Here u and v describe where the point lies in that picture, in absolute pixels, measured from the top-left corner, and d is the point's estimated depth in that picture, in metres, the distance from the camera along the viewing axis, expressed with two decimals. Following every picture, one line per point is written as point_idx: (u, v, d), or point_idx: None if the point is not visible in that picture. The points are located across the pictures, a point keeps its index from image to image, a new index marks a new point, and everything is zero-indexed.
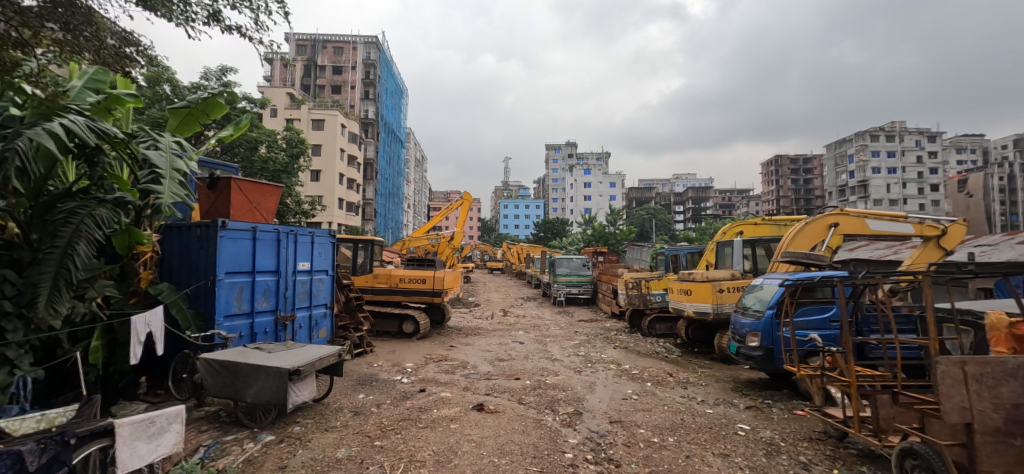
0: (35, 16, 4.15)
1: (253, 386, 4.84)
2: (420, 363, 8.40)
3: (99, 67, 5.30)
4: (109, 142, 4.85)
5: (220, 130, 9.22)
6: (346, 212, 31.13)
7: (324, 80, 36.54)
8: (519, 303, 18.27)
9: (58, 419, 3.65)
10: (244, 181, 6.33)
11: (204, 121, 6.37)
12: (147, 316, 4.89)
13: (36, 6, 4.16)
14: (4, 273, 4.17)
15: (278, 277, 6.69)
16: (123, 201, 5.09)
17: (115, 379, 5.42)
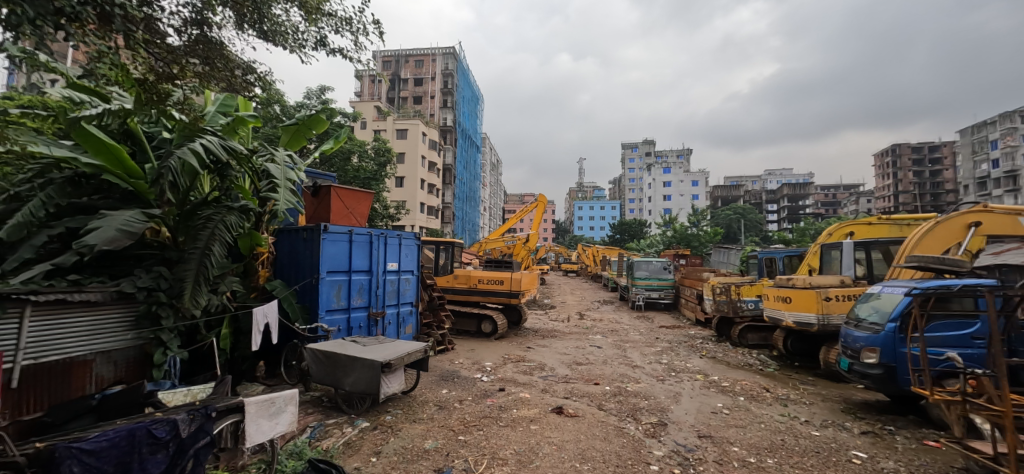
0: (183, 53, 4.90)
1: (350, 375, 5.27)
2: (499, 363, 8.58)
3: (227, 93, 6.22)
4: (237, 158, 5.59)
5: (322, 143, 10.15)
6: (427, 216, 32.74)
7: (407, 92, 38.75)
8: (596, 306, 17.91)
9: (200, 394, 4.26)
10: (341, 188, 7.01)
11: (308, 135, 7.05)
12: (265, 308, 5.53)
13: (182, 44, 4.92)
14: (159, 269, 4.98)
15: (371, 276, 7.21)
16: (247, 208, 5.81)
17: (239, 362, 6.21)
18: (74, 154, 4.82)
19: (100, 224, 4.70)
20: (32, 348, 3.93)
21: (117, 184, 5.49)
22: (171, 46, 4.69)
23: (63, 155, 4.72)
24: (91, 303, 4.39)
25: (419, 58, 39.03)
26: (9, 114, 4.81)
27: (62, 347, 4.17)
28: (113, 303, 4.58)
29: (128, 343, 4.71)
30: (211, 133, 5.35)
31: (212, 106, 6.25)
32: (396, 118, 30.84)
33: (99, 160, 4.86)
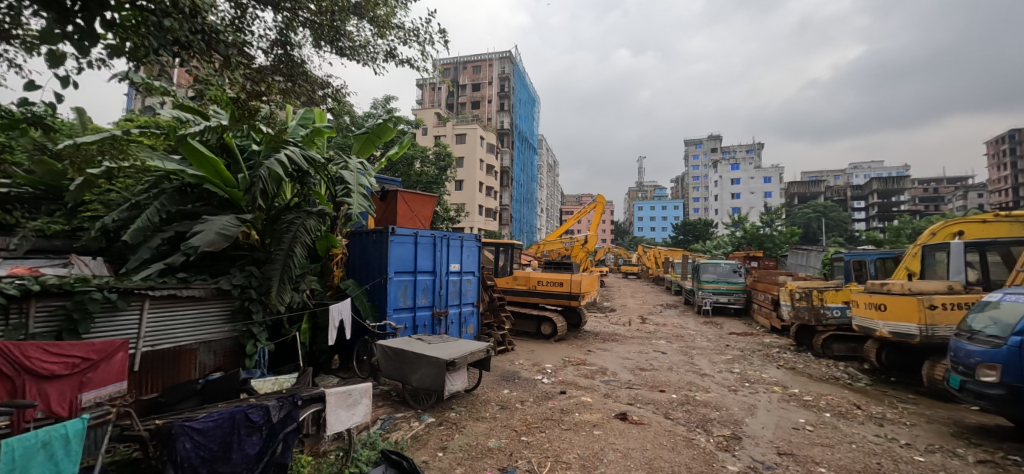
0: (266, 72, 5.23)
1: (417, 372, 5.48)
2: (560, 365, 8.53)
3: (306, 108, 6.75)
4: (315, 167, 6.05)
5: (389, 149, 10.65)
6: (486, 218, 33.32)
7: (465, 97, 39.62)
8: (659, 310, 17.27)
9: (286, 382, 4.63)
10: (406, 192, 7.33)
11: (377, 143, 7.43)
12: (340, 305, 5.91)
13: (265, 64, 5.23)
14: (250, 269, 5.47)
15: (434, 276, 7.46)
16: (324, 213, 6.24)
17: (317, 356, 6.67)
18: (181, 167, 5.43)
19: (202, 228, 5.27)
20: (149, 337, 4.49)
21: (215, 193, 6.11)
22: (260, 65, 5.15)
23: (173, 168, 5.32)
24: (196, 298, 4.92)
25: (476, 64, 39.76)
26: (130, 134, 5.51)
27: (173, 336, 4.71)
28: (214, 299, 5.10)
29: (225, 334, 5.22)
30: (293, 144, 5.84)
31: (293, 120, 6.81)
32: (455, 123, 31.62)
33: (201, 171, 5.43)
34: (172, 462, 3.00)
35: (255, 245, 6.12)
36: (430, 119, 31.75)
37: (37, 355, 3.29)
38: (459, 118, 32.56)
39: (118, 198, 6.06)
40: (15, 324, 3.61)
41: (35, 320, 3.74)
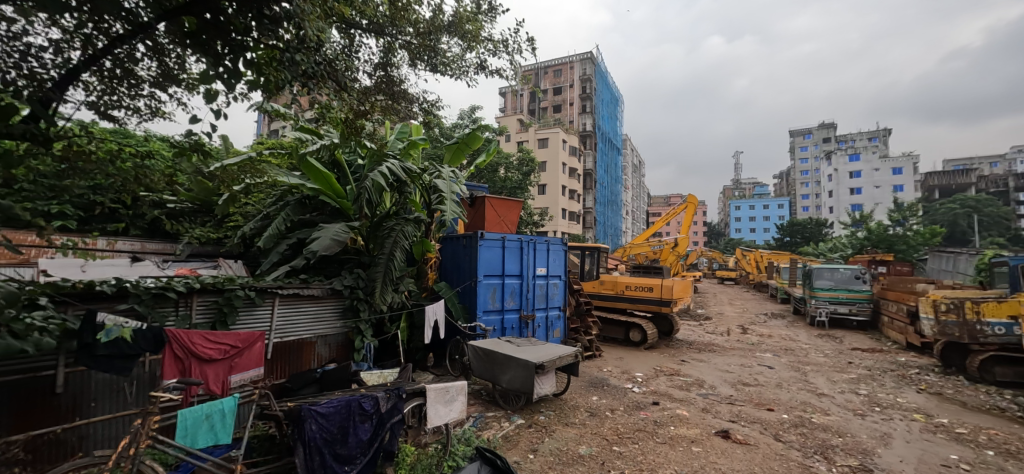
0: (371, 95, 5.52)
1: (507, 373, 5.60)
2: (652, 375, 8.17)
3: (403, 122, 7.28)
4: (411, 177, 6.52)
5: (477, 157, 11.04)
6: (569, 222, 33.08)
7: (547, 101, 39.67)
8: (763, 320, 15.79)
9: (389, 376, 5.04)
10: (494, 198, 7.56)
11: (467, 151, 7.73)
12: (434, 307, 6.25)
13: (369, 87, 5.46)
14: (357, 271, 6.00)
15: (521, 280, 7.57)
16: (420, 219, 6.65)
17: (413, 352, 7.12)
18: (302, 181, 6.15)
19: (319, 234, 5.90)
20: (278, 330, 5.13)
21: (327, 203, 6.81)
22: (363, 87, 5.41)
23: (295, 183, 6.05)
24: (315, 297, 5.53)
25: (557, 68, 39.61)
26: (262, 155, 6.36)
27: (297, 330, 5.34)
28: (329, 297, 5.70)
29: (338, 329, 5.79)
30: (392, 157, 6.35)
31: (392, 135, 7.37)
32: (538, 128, 31.73)
33: (317, 184, 6.09)
34: (301, 440, 3.39)
35: (360, 249, 6.71)
36: (512, 125, 32.14)
37: (199, 341, 3.94)
38: (541, 123, 32.63)
39: (252, 210, 7.04)
40: (183, 315, 4.29)
41: (197, 312, 4.45)
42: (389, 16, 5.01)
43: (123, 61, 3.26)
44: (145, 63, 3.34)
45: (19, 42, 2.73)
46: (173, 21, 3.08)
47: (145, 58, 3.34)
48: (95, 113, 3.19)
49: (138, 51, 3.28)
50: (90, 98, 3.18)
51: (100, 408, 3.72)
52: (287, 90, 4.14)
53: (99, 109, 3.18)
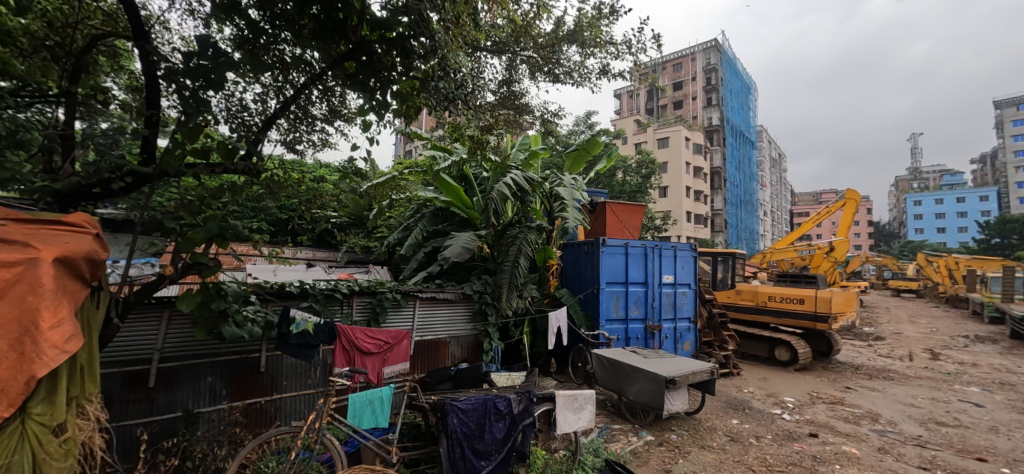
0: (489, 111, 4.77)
1: (634, 385, 5.37)
2: (806, 402, 7.12)
3: (525, 135, 7.57)
4: (533, 187, 6.72)
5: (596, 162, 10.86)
6: (696, 225, 30.57)
7: (667, 98, 37.35)
8: (960, 344, 12.68)
9: (517, 379, 5.21)
10: (616, 203, 7.41)
11: (588, 157, 7.68)
12: (558, 314, 6.31)
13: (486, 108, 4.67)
14: (485, 277, 6.38)
15: (647, 288, 7.18)
16: (542, 227, 6.81)
17: (536, 357, 7.26)
18: (436, 195, 6.76)
19: (451, 243, 6.41)
20: (419, 329, 5.67)
21: (457, 213, 7.36)
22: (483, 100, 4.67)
23: (431, 197, 6.68)
24: (449, 300, 6.01)
25: (678, 61, 37.12)
26: (402, 173, 7.14)
27: (434, 331, 5.84)
28: (461, 301, 6.13)
29: (469, 331, 6.20)
30: (515, 169, 6.62)
31: (515, 147, 7.73)
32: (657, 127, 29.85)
33: (448, 197, 6.63)
34: (445, 432, 3.72)
35: (487, 256, 7.10)
36: (629, 126, 30.78)
37: (360, 336, 4.58)
38: (661, 121, 30.77)
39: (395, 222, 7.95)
40: (346, 313, 5.00)
41: (356, 310, 5.15)
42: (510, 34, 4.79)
43: (302, 104, 3.98)
44: (316, 104, 4.02)
45: (236, 98, 3.58)
46: (338, 66, 3.64)
47: (318, 100, 4.03)
48: (284, 148, 4.00)
49: (313, 94, 3.96)
50: (282, 137, 3.97)
51: (290, 387, 4.49)
52: (425, 114, 4.24)
53: (287, 144, 3.97)
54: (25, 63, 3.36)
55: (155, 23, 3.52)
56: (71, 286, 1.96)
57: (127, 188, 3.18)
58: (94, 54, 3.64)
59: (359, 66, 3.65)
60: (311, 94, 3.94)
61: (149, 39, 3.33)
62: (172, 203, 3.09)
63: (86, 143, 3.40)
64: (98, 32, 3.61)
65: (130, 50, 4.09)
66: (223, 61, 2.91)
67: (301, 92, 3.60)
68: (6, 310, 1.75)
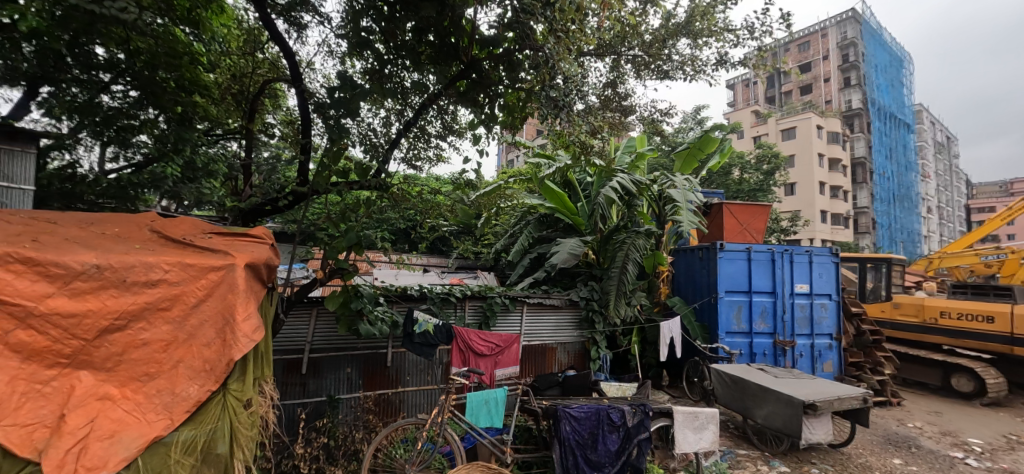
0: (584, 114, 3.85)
1: (762, 408, 4.78)
2: (998, 446, 5.76)
3: (630, 137, 7.40)
4: (641, 189, 6.49)
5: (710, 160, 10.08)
6: (835, 227, 26.60)
7: (793, 83, 33.20)
8: None
9: (628, 390, 5.04)
10: (735, 204, 6.83)
11: (700, 156, 7.16)
12: (670, 324, 5.97)
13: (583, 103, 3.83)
14: (591, 283, 6.31)
15: (777, 299, 6.34)
16: (651, 232, 6.54)
17: (646, 369, 6.95)
18: (541, 202, 6.88)
19: (558, 249, 6.44)
20: (527, 334, 5.78)
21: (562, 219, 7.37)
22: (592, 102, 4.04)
23: (536, 204, 6.83)
24: (556, 306, 6.04)
25: (806, 40, 32.91)
26: (508, 182, 7.41)
27: (541, 336, 5.91)
28: (568, 308, 6.12)
29: (576, 338, 6.16)
30: (621, 173, 6.48)
31: (621, 150, 7.58)
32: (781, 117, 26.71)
33: (553, 204, 6.69)
34: (558, 438, 3.79)
35: (592, 262, 7.01)
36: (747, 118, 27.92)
37: (474, 338, 4.85)
38: (786, 110, 27.43)
39: (501, 230, 8.27)
40: (460, 316, 5.28)
41: (469, 314, 5.42)
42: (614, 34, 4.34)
43: (420, 123, 4.35)
44: (432, 122, 4.36)
45: (367, 123, 4.06)
46: (452, 85, 3.95)
47: (434, 118, 4.37)
48: (405, 164, 4.40)
49: (430, 113, 4.32)
50: (404, 154, 4.38)
51: (413, 381, 4.89)
52: (530, 124, 4.34)
53: (409, 161, 4.38)
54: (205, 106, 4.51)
55: (306, 66, 4.16)
56: (257, 285, 2.31)
57: (289, 205, 3.82)
58: (262, 95, 4.43)
59: (470, 83, 3.91)
60: (428, 113, 4.30)
61: (303, 79, 3.98)
62: (321, 216, 3.61)
63: (257, 169, 4.11)
64: (264, 78, 4.38)
65: (285, 90, 4.84)
66: (359, 92, 3.34)
67: (420, 112, 4.00)
68: (215, 303, 2.05)
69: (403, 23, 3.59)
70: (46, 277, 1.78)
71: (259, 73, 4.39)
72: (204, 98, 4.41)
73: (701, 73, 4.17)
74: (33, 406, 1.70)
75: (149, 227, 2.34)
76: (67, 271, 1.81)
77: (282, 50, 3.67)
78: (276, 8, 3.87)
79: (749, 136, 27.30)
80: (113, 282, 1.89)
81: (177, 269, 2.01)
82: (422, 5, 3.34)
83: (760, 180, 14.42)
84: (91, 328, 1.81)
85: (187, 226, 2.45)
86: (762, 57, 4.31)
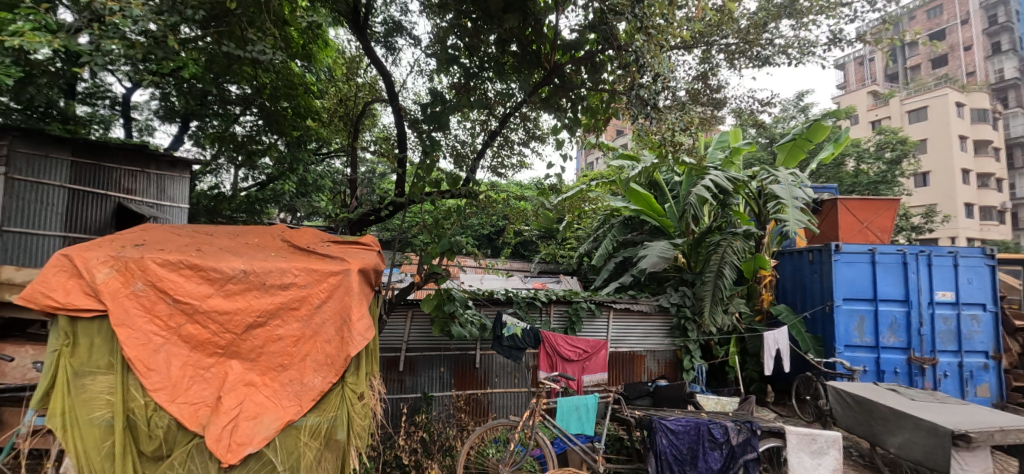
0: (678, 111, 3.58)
1: (896, 435, 3.99)
2: None
3: (723, 132, 6.94)
4: (738, 187, 6.05)
5: (820, 152, 9.04)
6: (985, 222, 22.38)
7: (921, 56, 28.73)
8: None
9: (729, 405, 4.71)
10: (852, 199, 6.09)
11: (808, 148, 6.48)
12: (775, 335, 5.46)
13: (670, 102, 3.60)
14: (683, 289, 6.01)
15: (911, 309, 5.42)
16: (750, 233, 6.08)
17: (747, 382, 6.41)
18: (627, 204, 6.71)
19: (645, 253, 6.21)
20: (614, 340, 5.65)
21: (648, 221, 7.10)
22: (681, 95, 3.78)
23: (622, 206, 6.67)
24: (645, 312, 5.82)
25: (937, 5, 28.32)
26: (592, 185, 7.33)
27: (630, 343, 5.73)
28: (658, 314, 5.88)
29: (667, 346, 5.89)
30: (715, 170, 6.10)
31: (713, 146, 7.14)
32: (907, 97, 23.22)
33: (639, 206, 6.48)
34: (654, 452, 3.64)
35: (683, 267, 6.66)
36: (861, 101, 24.70)
37: (561, 343, 4.85)
38: (913, 88, 23.80)
39: (584, 234, 8.18)
40: (546, 320, 5.30)
41: (554, 319, 5.43)
42: (706, 22, 4.04)
43: (504, 132, 4.47)
44: (515, 130, 4.46)
45: (456, 136, 4.27)
46: (535, 92, 4.01)
47: (518, 126, 4.48)
48: (491, 173, 4.54)
49: (514, 122, 4.43)
50: (489, 163, 4.52)
51: (500, 384, 5.01)
52: (613, 125, 4.25)
53: (494, 170, 4.51)
54: (281, 118, 5.54)
55: (400, 86, 4.49)
56: (367, 288, 2.52)
57: (389, 215, 4.15)
58: (362, 116, 4.86)
59: (554, 89, 3.97)
60: (511, 121, 4.40)
61: (398, 98, 4.31)
62: (416, 225, 3.86)
63: (359, 182, 4.51)
64: (364, 100, 4.80)
65: (380, 108, 5.25)
66: (449, 106, 3.53)
67: (505, 121, 4.11)
68: (335, 304, 2.29)
69: (487, 36, 3.71)
70: (207, 280, 2.14)
71: (359, 96, 4.81)
72: (299, 125, 5.83)
73: (809, 55, 3.75)
74: (198, 387, 2.06)
75: (281, 237, 2.69)
76: (222, 275, 2.15)
77: (380, 72, 4.01)
78: (374, 35, 4.24)
79: (866, 121, 24.09)
80: (255, 285, 2.20)
81: (303, 274, 2.27)
82: (505, 16, 3.44)
83: (881, 170, 12.61)
84: (240, 323, 2.14)
85: (310, 236, 2.76)
86: (886, 30, 3.74)
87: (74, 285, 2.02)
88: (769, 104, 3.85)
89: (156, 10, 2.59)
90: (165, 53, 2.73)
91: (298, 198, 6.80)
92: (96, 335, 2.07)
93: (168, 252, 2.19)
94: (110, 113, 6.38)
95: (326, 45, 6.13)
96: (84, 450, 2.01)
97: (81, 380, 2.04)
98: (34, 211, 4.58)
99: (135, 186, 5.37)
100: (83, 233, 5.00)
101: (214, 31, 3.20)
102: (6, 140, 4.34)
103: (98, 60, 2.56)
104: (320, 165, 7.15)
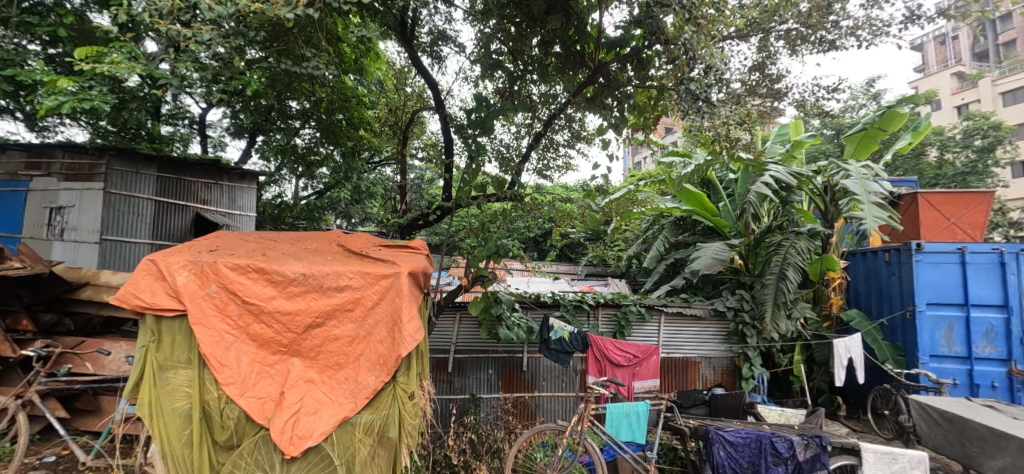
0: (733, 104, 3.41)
1: (995, 459, 3.49)
2: None
3: (783, 125, 6.55)
4: (800, 182, 5.65)
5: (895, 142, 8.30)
6: None
7: (1016, 31, 25.62)
8: None
9: (793, 417, 4.45)
10: (935, 193, 5.53)
11: (881, 137, 5.95)
12: (847, 342, 5.06)
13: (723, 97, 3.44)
14: (741, 293, 5.72)
15: (1011, 316, 4.83)
16: (815, 232, 5.67)
17: (815, 393, 5.96)
18: (678, 205, 6.48)
19: (699, 254, 5.95)
20: (665, 345, 5.47)
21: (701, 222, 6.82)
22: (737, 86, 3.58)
23: (672, 206, 6.45)
24: (699, 317, 5.59)
25: None
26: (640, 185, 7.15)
27: (683, 349, 5.52)
28: (712, 319, 5.62)
29: (723, 352, 5.62)
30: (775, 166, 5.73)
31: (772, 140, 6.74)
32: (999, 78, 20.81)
33: (691, 206, 6.23)
34: (711, 463, 3.49)
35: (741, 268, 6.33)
36: (944, 84, 22.42)
37: (610, 348, 4.77)
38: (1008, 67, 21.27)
39: (632, 235, 7.99)
40: (594, 324, 5.22)
41: (603, 323, 5.33)
42: (762, 8, 3.81)
43: (549, 134, 4.46)
44: (560, 131, 4.44)
45: (500, 141, 4.32)
46: (580, 93, 3.98)
47: (563, 128, 4.45)
48: (537, 175, 4.54)
49: (559, 124, 4.40)
50: (535, 166, 4.51)
51: (548, 387, 4.99)
52: (661, 125, 4.11)
53: (539, 172, 4.48)
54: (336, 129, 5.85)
55: (447, 94, 4.60)
56: (417, 291, 2.59)
57: (437, 219, 4.26)
58: (411, 124, 5.04)
59: (599, 88, 3.95)
60: (556, 123, 4.39)
61: (444, 105, 4.40)
62: (463, 229, 3.94)
63: (407, 189, 4.66)
64: (412, 109, 4.98)
65: (427, 116, 5.41)
66: (492, 110, 3.57)
67: (550, 124, 4.09)
68: (386, 306, 2.36)
69: (530, 39, 3.73)
70: (272, 283, 2.29)
71: (408, 105, 4.96)
72: (353, 136, 6.12)
73: (881, 36, 3.44)
74: (264, 383, 2.22)
75: (336, 242, 2.83)
76: (284, 278, 2.30)
77: (426, 81, 4.11)
78: (420, 46, 4.37)
79: (949, 105, 21.94)
80: (314, 287, 2.33)
81: (357, 276, 2.37)
82: (549, 18, 3.44)
83: (969, 160, 11.37)
84: (300, 323, 2.27)
85: (363, 240, 2.87)
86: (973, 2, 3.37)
87: (159, 287, 2.23)
88: (837, 90, 3.57)
89: (223, 33, 2.80)
90: (231, 73, 2.95)
91: (352, 204, 7.24)
92: (178, 332, 2.27)
93: (237, 257, 2.37)
94: (188, 131, 7.02)
95: (377, 57, 6.41)
96: (168, 438, 2.21)
97: (165, 373, 2.25)
98: (127, 221, 5.10)
99: (210, 197, 5.89)
100: (167, 240, 5.52)
101: (275, 53, 3.47)
102: (105, 160, 4.86)
103: (176, 83, 2.83)
104: (372, 173, 7.45)
